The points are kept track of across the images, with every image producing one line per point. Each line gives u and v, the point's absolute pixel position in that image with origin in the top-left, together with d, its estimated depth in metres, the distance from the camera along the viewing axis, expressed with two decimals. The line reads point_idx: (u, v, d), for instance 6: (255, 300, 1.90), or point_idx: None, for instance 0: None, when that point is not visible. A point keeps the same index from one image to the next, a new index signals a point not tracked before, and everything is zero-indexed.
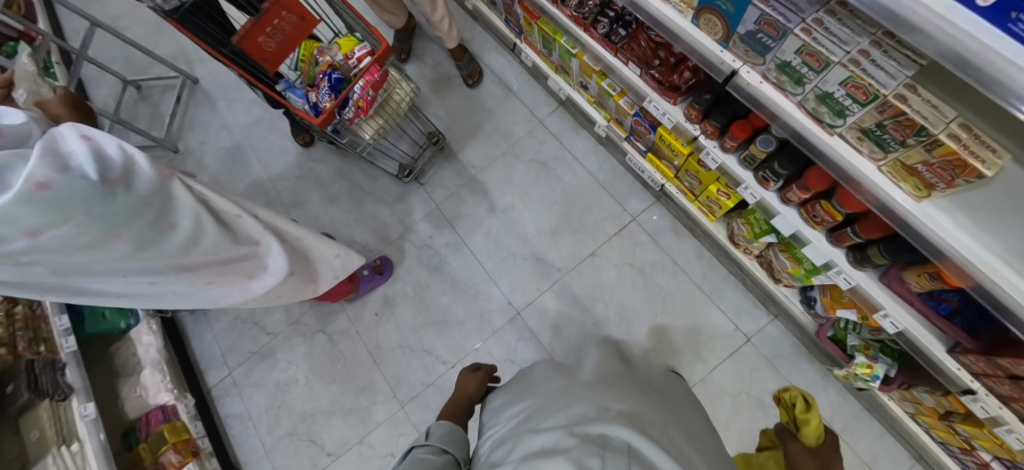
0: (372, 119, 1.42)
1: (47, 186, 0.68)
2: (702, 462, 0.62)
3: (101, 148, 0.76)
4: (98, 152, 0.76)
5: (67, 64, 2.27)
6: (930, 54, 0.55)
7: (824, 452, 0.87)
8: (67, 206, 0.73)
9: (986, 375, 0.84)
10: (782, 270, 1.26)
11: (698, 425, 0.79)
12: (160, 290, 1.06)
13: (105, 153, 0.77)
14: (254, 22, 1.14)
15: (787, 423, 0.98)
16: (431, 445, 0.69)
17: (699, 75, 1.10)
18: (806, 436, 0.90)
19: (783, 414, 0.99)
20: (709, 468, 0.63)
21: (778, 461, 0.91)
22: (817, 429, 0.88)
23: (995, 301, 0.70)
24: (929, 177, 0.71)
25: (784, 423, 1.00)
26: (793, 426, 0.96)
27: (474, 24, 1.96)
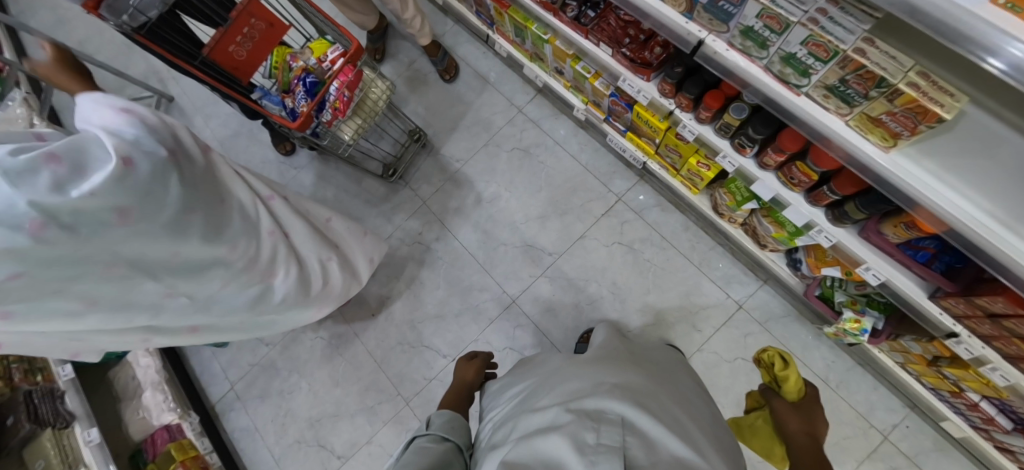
0: (350, 120, 1.43)
1: (133, 162, 0.72)
2: (696, 428, 0.64)
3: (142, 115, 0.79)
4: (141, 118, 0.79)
5: (38, 93, 2.25)
6: (882, 6, 0.57)
7: (805, 405, 0.91)
8: (154, 179, 0.76)
9: (967, 317, 0.88)
10: (766, 235, 1.28)
11: (688, 387, 0.82)
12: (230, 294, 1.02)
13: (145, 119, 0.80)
14: (223, 31, 1.14)
15: (769, 382, 1.00)
16: (430, 433, 0.70)
17: (669, 50, 1.12)
18: (787, 391, 0.93)
19: (765, 375, 1.00)
20: (703, 432, 0.64)
21: (766, 420, 0.96)
22: (797, 384, 0.91)
23: (968, 243, 0.72)
24: (894, 126, 0.72)
25: (766, 381, 1.02)
26: (774, 384, 0.98)
27: (445, 19, 1.95)
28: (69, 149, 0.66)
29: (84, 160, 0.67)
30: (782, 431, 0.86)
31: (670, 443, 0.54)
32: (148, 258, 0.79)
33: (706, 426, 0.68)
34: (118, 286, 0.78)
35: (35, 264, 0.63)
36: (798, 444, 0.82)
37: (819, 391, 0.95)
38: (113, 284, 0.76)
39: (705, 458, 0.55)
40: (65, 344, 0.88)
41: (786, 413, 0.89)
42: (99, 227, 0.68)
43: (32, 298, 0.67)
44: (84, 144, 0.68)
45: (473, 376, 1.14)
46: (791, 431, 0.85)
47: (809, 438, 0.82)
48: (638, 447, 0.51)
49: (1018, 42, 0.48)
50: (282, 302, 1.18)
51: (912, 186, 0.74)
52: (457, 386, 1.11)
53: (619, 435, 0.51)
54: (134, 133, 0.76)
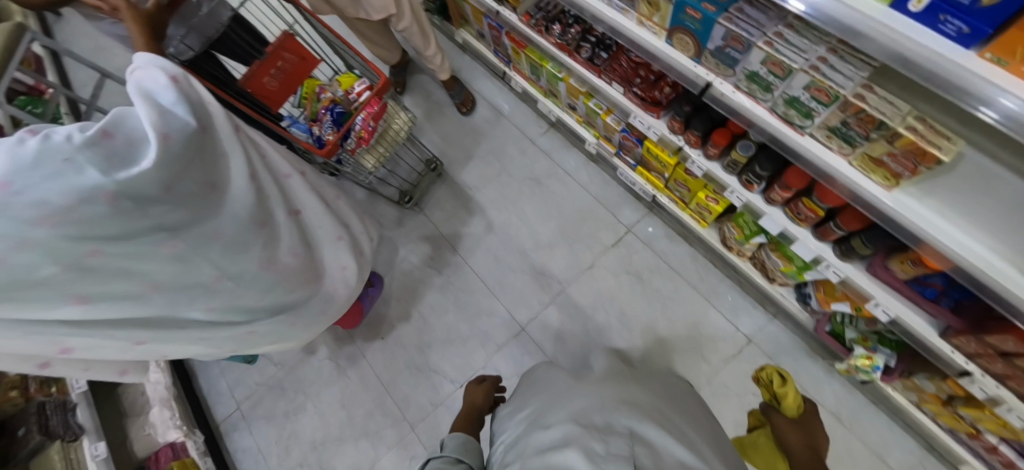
0: (374, 149, 1.50)
1: (172, 136, 0.71)
2: (700, 439, 0.65)
3: (187, 82, 0.75)
4: (186, 87, 0.75)
5: (78, 116, 2.41)
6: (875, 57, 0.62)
7: (804, 420, 0.96)
8: (196, 149, 0.77)
9: (979, 355, 0.88)
10: (775, 268, 1.30)
11: (688, 402, 0.83)
12: (276, 286, 1.02)
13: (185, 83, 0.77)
14: (258, 63, 1.23)
15: (769, 401, 1.04)
16: (450, 456, 0.70)
17: (678, 90, 1.18)
18: (787, 408, 0.97)
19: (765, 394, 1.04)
20: (710, 446, 0.65)
21: (767, 436, 0.97)
22: (796, 400, 0.96)
23: (975, 282, 0.74)
24: (895, 167, 0.77)
25: (765, 401, 1.06)
26: (774, 402, 1.03)
27: (463, 56, 2.06)
28: (116, 125, 0.66)
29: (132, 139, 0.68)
30: (782, 443, 0.89)
31: (676, 451, 0.56)
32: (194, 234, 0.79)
33: (712, 440, 0.69)
34: (179, 263, 0.78)
35: (107, 238, 0.66)
36: (800, 456, 0.84)
37: (819, 412, 1.00)
38: (166, 261, 0.76)
39: (704, 460, 0.57)
40: (132, 351, 0.85)
41: (787, 426, 0.92)
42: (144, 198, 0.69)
43: (103, 279, 0.69)
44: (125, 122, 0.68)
45: (482, 398, 1.15)
46: (793, 444, 0.87)
47: (809, 449, 0.85)
48: (646, 455, 0.53)
49: (1008, 95, 0.52)
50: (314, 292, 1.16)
51: (911, 223, 0.78)
52: (469, 408, 1.13)
53: (626, 445, 0.53)
54: (176, 106, 0.73)
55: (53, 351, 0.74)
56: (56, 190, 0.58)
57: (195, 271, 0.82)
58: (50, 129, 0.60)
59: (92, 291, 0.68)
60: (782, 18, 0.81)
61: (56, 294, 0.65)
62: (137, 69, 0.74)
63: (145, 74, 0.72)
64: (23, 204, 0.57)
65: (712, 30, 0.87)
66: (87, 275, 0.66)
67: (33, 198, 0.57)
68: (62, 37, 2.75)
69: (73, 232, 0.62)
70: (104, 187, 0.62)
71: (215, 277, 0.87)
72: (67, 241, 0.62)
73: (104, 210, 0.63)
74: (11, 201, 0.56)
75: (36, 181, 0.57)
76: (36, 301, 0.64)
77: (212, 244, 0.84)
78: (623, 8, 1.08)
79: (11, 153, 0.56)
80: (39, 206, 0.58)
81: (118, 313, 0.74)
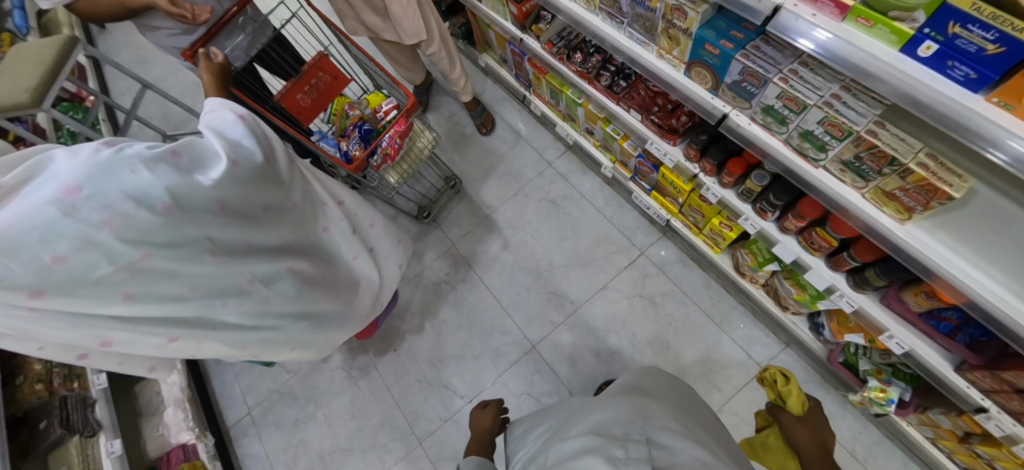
0: (398, 166, 1.56)
1: (240, 163, 0.79)
2: (718, 446, 0.66)
3: (250, 120, 0.84)
4: (250, 123, 0.85)
5: (115, 125, 2.54)
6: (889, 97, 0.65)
7: (811, 417, 0.96)
8: (261, 169, 0.85)
9: (995, 391, 0.88)
10: (788, 297, 1.31)
11: (698, 414, 0.84)
12: (303, 291, 1.06)
13: (249, 119, 0.85)
14: (294, 81, 1.30)
15: (774, 400, 1.05)
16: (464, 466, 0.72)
17: (694, 119, 1.23)
18: (791, 407, 0.98)
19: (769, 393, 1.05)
20: (725, 458, 0.66)
21: (777, 437, 0.98)
22: (799, 398, 0.97)
23: (990, 317, 0.75)
24: (908, 201, 0.79)
25: (771, 400, 1.06)
26: (779, 401, 1.03)
27: (485, 79, 2.14)
28: (185, 147, 0.72)
29: (197, 159, 0.74)
30: (793, 444, 0.91)
31: (694, 450, 0.58)
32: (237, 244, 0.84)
33: (730, 458, 0.70)
34: (219, 272, 0.82)
35: (160, 244, 0.70)
36: (811, 458, 0.87)
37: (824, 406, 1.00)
38: (210, 269, 0.80)
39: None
40: (165, 349, 0.87)
41: (797, 430, 0.93)
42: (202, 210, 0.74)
43: (150, 280, 0.73)
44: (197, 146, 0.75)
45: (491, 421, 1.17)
46: (804, 447, 0.89)
47: (819, 447, 0.88)
48: (664, 459, 0.55)
49: (1014, 137, 0.55)
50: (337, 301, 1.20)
51: (925, 257, 0.80)
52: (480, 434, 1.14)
53: (645, 450, 0.55)
54: (243, 138, 0.82)
55: (95, 343, 0.78)
56: (120, 198, 0.64)
57: (231, 278, 0.85)
58: (125, 143, 0.65)
59: (139, 290, 0.73)
60: (797, 56, 0.85)
61: (107, 291, 0.69)
62: (209, 111, 0.85)
63: (217, 115, 0.82)
64: (89, 207, 0.62)
65: (730, 65, 0.92)
66: (137, 277, 0.71)
67: (98, 201, 0.62)
68: (105, 49, 2.91)
69: (130, 236, 0.66)
70: (162, 199, 0.68)
71: (249, 282, 0.90)
72: (124, 245, 0.66)
73: (158, 219, 0.68)
74: (78, 204, 0.61)
75: (103, 185, 0.62)
76: (90, 296, 0.69)
77: (249, 254, 0.88)
78: (644, 40, 1.12)
79: (89, 161, 0.62)
80: (102, 210, 0.63)
81: (159, 312, 0.78)
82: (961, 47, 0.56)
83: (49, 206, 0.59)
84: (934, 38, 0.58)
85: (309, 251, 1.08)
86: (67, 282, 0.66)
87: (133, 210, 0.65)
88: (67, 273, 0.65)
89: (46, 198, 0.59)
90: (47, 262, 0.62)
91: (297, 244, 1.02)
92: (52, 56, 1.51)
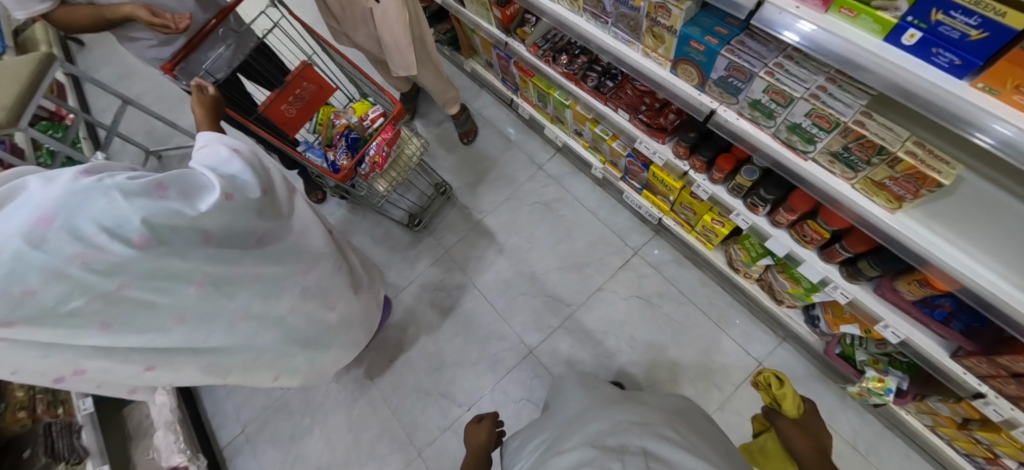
0: (387, 173, 1.54)
1: (234, 196, 0.79)
2: (717, 456, 0.65)
3: (247, 156, 0.86)
4: (247, 157, 0.86)
5: (97, 142, 2.49)
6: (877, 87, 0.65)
7: (807, 421, 0.97)
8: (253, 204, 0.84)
9: (991, 377, 0.88)
10: (783, 290, 1.31)
11: (692, 419, 0.83)
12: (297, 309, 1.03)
13: (246, 153, 0.88)
14: (278, 92, 1.29)
15: (769, 403, 1.05)
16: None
17: (682, 117, 1.23)
18: (787, 409, 0.99)
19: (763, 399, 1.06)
20: (722, 461, 0.66)
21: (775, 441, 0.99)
22: (795, 401, 0.98)
23: (982, 302, 0.75)
24: (897, 190, 0.80)
25: (765, 403, 1.07)
26: (774, 404, 1.04)
27: (473, 83, 2.13)
28: (174, 179, 0.71)
29: (186, 192, 0.72)
30: (791, 450, 0.90)
31: (688, 460, 0.58)
32: (230, 276, 0.82)
33: (727, 457, 0.69)
34: (207, 305, 0.80)
35: (138, 275, 0.67)
36: (811, 463, 0.86)
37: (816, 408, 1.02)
38: (198, 302, 0.78)
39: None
40: (142, 378, 0.83)
41: (795, 434, 0.92)
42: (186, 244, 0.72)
43: (128, 309, 0.69)
44: (190, 180, 0.74)
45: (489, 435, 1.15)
46: (803, 454, 0.88)
47: (817, 453, 0.87)
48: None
49: (1001, 121, 0.55)
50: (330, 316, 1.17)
51: (921, 247, 0.80)
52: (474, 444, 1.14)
53: (642, 461, 0.55)
54: (241, 172, 0.83)
55: (67, 372, 0.74)
56: (94, 228, 0.61)
57: (217, 310, 0.83)
58: (107, 175, 0.64)
59: (118, 319, 0.69)
60: (782, 50, 0.86)
61: (81, 321, 0.65)
62: (203, 146, 0.85)
63: (212, 150, 0.83)
64: (61, 239, 0.59)
65: (714, 61, 0.92)
66: (114, 307, 0.67)
67: (70, 232, 0.59)
68: (84, 65, 2.85)
69: (103, 267, 0.62)
70: (141, 232, 0.65)
71: (240, 315, 0.88)
72: (97, 277, 0.63)
73: (136, 254, 0.65)
74: (49, 235, 0.58)
75: (79, 215, 0.60)
76: (65, 326, 0.64)
77: (242, 285, 0.86)
78: (628, 39, 1.12)
79: (67, 191, 0.60)
80: (76, 241, 0.60)
81: (137, 343, 0.74)
82: (945, 34, 0.56)
83: (16, 238, 0.56)
84: (918, 26, 0.58)
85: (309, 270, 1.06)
86: (38, 317, 0.61)
87: (108, 241, 0.62)
88: (38, 307, 0.61)
89: (16, 230, 0.57)
90: (15, 295, 0.58)
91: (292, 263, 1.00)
92: (27, 74, 1.48)
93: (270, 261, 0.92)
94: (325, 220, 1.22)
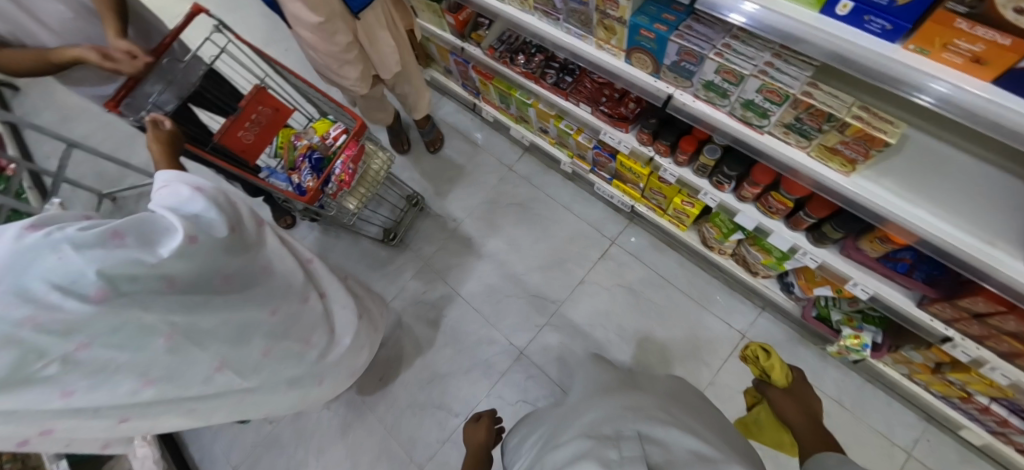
0: (355, 190, 1.52)
1: (198, 238, 0.74)
2: (712, 434, 0.65)
3: (209, 191, 0.81)
4: (209, 192, 0.81)
5: (43, 191, 2.35)
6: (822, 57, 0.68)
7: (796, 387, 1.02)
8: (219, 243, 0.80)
9: (956, 320, 0.96)
10: (756, 262, 1.34)
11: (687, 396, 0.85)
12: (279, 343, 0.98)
13: (209, 188, 0.82)
14: (233, 118, 1.25)
15: (758, 374, 1.09)
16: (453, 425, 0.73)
17: (642, 104, 1.26)
18: (777, 380, 1.03)
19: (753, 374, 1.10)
20: (717, 436, 0.67)
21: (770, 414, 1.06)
22: (783, 372, 1.01)
23: (938, 250, 0.80)
24: (849, 153, 0.83)
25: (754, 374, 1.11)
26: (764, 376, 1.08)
27: (435, 91, 2.11)
28: (132, 225, 0.67)
29: (147, 237, 0.68)
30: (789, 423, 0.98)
31: (684, 441, 0.59)
32: (200, 326, 0.77)
33: (723, 433, 0.70)
34: (175, 359, 0.73)
35: (99, 333, 0.63)
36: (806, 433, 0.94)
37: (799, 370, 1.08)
38: (168, 358, 0.72)
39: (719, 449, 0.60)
40: (114, 431, 0.78)
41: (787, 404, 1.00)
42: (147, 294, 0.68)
43: (92, 372, 0.64)
44: (150, 225, 0.70)
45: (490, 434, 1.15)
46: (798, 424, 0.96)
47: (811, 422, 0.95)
48: (658, 454, 0.55)
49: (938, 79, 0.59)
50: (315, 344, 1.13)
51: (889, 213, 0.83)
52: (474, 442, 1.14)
53: (638, 446, 0.55)
54: (203, 210, 0.78)
55: (33, 432, 0.68)
56: (43, 286, 0.58)
57: (189, 364, 0.76)
58: (57, 227, 0.61)
59: (82, 383, 0.64)
60: (727, 31, 0.89)
61: (39, 383, 0.59)
62: (163, 185, 0.80)
63: (171, 190, 0.78)
64: (7, 303, 0.55)
65: (665, 47, 0.94)
66: (75, 369, 0.62)
67: (18, 294, 0.56)
68: (19, 111, 2.69)
69: (60, 329, 0.59)
70: (97, 286, 0.61)
71: (217, 368, 0.82)
72: (52, 338, 0.58)
73: (93, 311, 0.61)
74: None
75: (28, 275, 0.57)
76: (25, 396, 0.59)
77: (215, 335, 0.80)
78: (581, 33, 1.13)
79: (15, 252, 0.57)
80: (25, 303, 0.56)
81: (107, 402, 0.68)
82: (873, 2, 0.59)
83: None
84: None
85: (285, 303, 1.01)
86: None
87: (60, 299, 0.58)
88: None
89: None
90: None
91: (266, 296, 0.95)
92: None
93: (241, 301, 0.87)
94: (299, 249, 1.16)
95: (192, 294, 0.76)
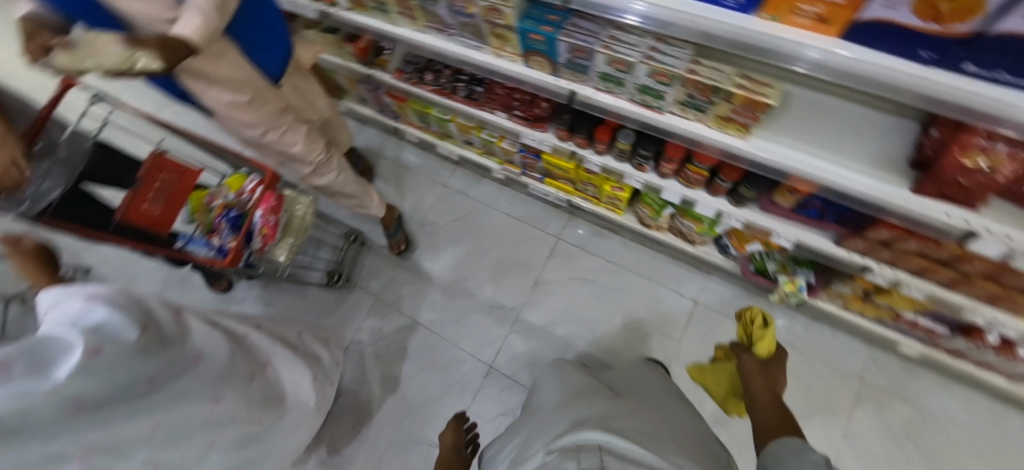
0: (283, 241, 1.44)
1: (106, 349, 0.64)
2: (675, 439, 0.65)
3: (107, 295, 0.68)
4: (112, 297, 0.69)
5: None
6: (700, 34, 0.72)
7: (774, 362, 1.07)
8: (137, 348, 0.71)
9: (867, 250, 1.05)
10: (690, 232, 1.38)
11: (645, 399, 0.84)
12: (225, 427, 0.90)
13: (112, 293, 0.70)
14: (133, 191, 1.17)
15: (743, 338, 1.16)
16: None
17: (553, 102, 1.28)
18: (760, 349, 1.08)
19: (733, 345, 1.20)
20: (683, 443, 0.66)
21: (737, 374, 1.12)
22: (770, 343, 1.07)
23: (839, 193, 0.90)
24: (741, 120, 0.87)
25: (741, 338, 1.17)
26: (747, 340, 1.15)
27: (352, 121, 2.01)
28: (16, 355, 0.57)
29: (39, 364, 0.58)
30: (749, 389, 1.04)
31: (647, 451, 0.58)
32: (124, 440, 0.69)
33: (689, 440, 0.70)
34: None
35: None
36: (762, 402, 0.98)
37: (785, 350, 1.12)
38: None
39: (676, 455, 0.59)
40: None
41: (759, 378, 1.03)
42: (47, 430, 0.58)
43: None
44: (39, 350, 0.60)
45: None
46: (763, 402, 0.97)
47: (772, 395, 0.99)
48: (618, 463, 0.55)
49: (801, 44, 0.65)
50: (270, 416, 1.04)
51: (793, 168, 0.90)
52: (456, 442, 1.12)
53: (596, 457, 0.55)
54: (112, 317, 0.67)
55: None
56: None
57: None
58: None
59: None
60: (607, 25, 0.91)
61: None
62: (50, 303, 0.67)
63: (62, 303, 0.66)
64: None
65: (556, 47, 0.95)
66: None
67: None
68: None
69: None
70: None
71: None
72: None
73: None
74: None
75: None
76: None
77: (142, 443, 0.72)
78: (478, 45, 1.13)
79: None
80: None
81: None
82: None
83: None
84: None
85: (228, 383, 0.93)
86: None
87: None
88: None
89: None
90: None
91: (205, 382, 0.86)
92: None
93: (171, 403, 0.78)
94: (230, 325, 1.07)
95: (103, 410, 0.65)
